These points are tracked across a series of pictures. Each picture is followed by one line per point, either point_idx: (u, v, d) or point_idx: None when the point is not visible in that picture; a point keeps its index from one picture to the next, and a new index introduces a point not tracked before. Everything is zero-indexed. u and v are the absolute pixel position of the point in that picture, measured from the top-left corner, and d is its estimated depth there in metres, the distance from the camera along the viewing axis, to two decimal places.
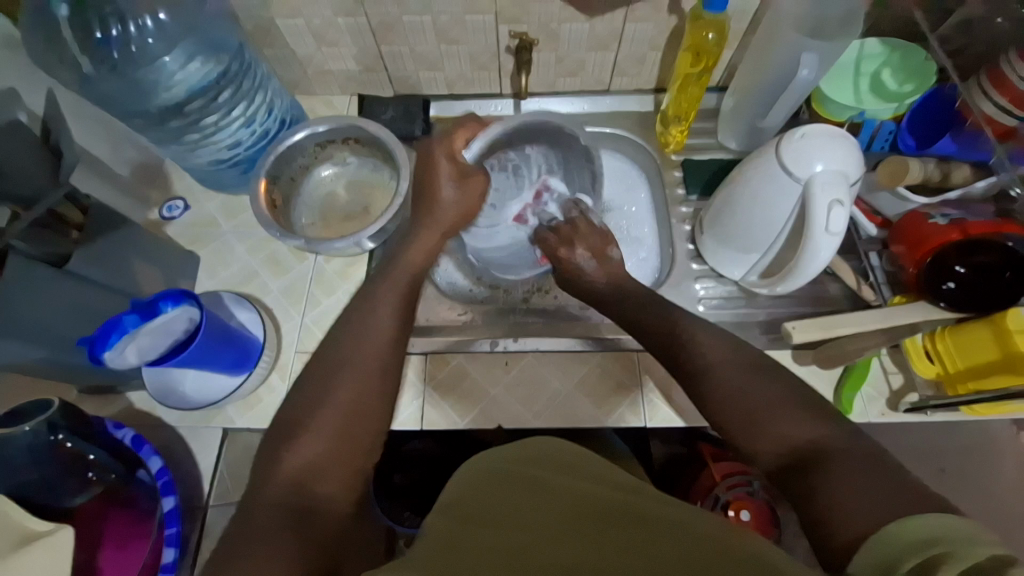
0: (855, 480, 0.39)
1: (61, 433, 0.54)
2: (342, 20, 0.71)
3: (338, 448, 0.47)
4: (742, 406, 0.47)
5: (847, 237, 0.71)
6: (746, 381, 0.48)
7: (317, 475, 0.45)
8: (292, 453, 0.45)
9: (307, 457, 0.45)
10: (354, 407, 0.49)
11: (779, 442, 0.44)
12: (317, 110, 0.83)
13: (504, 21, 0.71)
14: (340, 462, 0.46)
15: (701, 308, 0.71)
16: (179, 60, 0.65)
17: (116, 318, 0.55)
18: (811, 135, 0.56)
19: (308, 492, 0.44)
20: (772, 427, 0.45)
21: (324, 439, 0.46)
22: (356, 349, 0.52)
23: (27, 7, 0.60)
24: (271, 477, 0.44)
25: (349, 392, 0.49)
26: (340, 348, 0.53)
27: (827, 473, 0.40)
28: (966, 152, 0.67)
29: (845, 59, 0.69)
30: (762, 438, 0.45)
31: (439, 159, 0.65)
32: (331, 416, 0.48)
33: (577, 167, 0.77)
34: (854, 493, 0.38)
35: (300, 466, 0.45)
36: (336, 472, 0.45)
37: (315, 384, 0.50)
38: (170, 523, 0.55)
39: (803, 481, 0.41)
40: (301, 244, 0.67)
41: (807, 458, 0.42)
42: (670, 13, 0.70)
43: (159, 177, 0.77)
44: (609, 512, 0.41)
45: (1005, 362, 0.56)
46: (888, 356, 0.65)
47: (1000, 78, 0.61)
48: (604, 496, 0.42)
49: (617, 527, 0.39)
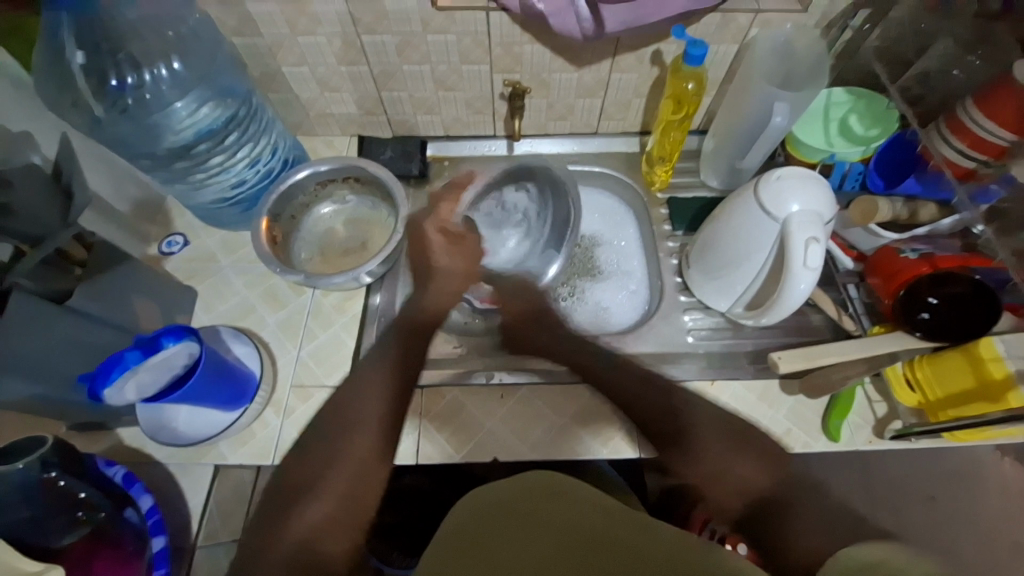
0: (808, 517, 0.43)
1: (54, 470, 0.53)
2: (345, 68, 0.75)
3: (344, 506, 0.48)
4: (705, 463, 0.50)
5: (825, 269, 0.75)
6: (708, 440, 0.52)
7: (325, 536, 0.46)
8: (309, 509, 0.47)
9: (315, 519, 0.47)
10: (351, 461, 0.51)
11: (740, 495, 0.47)
12: (318, 150, 0.87)
13: (498, 71, 0.76)
14: (347, 519, 0.48)
15: (690, 339, 0.73)
16: (190, 106, 0.68)
17: (118, 354, 0.55)
18: (786, 177, 0.60)
19: (314, 551, 0.45)
20: (734, 481, 0.48)
21: (335, 497, 0.48)
22: (358, 412, 0.55)
23: (39, 45, 0.61)
24: (277, 537, 0.46)
25: (354, 453, 0.52)
26: (348, 408, 0.56)
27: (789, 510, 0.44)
28: (930, 192, 0.71)
29: (814, 106, 0.75)
30: (724, 494, 0.47)
31: (431, 233, 0.71)
32: (341, 474, 0.50)
33: (559, 211, 0.81)
34: (811, 531, 0.42)
35: (310, 525, 0.47)
36: (341, 529, 0.47)
37: (325, 441, 0.53)
38: (159, 565, 0.53)
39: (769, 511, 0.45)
40: (300, 279, 0.68)
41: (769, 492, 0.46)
42: (651, 64, 0.76)
43: (159, 214, 0.79)
44: (597, 539, 0.42)
45: (982, 390, 0.58)
46: (871, 385, 0.67)
47: (958, 124, 0.65)
48: (587, 517, 0.44)
49: (602, 553, 0.41)
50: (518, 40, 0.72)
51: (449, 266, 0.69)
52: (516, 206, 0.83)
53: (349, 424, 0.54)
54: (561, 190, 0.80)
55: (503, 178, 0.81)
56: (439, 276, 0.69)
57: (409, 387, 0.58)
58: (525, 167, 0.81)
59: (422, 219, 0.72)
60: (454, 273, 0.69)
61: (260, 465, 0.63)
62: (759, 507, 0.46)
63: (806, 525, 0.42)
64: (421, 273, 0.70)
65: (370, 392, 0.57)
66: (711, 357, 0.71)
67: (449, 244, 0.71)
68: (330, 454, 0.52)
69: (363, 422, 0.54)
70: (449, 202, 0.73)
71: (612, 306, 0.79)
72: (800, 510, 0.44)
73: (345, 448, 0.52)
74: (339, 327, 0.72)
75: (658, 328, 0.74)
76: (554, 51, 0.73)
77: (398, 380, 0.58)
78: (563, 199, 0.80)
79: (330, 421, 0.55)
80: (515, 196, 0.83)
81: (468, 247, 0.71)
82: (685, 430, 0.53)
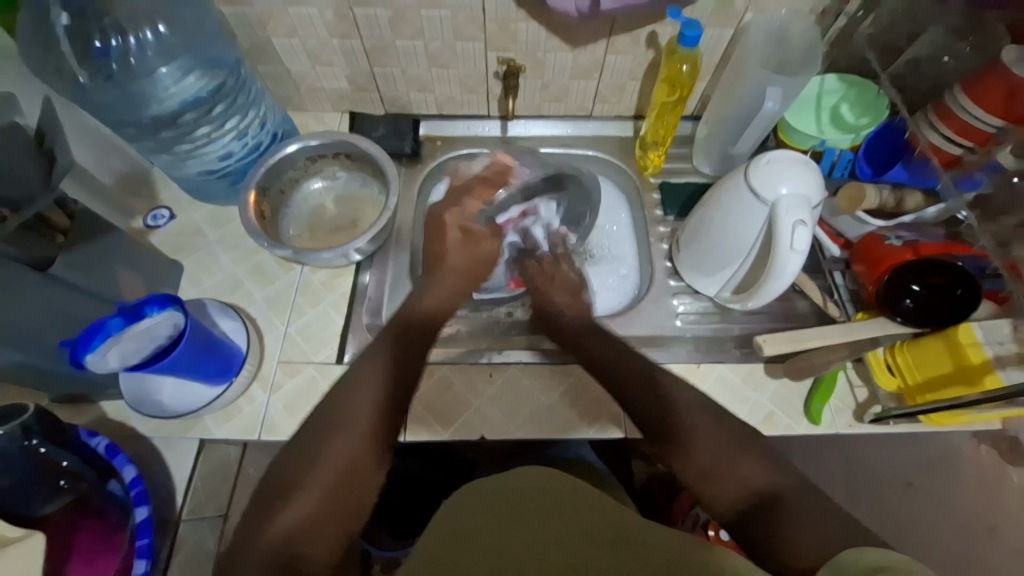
0: (807, 526, 0.42)
1: (35, 438, 0.52)
2: (337, 41, 0.74)
3: (328, 504, 0.48)
4: (699, 459, 0.49)
5: (813, 256, 0.75)
6: (704, 436, 0.50)
7: (310, 535, 0.46)
8: (287, 510, 0.47)
9: (297, 520, 0.46)
10: (351, 462, 0.51)
11: (743, 489, 0.46)
12: (309, 126, 0.85)
13: (492, 48, 0.75)
14: (336, 517, 0.48)
15: (679, 323, 0.74)
16: (175, 74, 0.66)
17: (100, 321, 0.55)
18: (776, 161, 0.60)
19: (299, 549, 0.45)
20: (735, 477, 0.47)
21: (319, 496, 0.48)
22: (348, 407, 0.54)
23: None
24: (261, 534, 0.46)
25: (344, 453, 0.51)
26: (340, 404, 0.54)
27: (789, 516, 0.43)
28: (916, 179, 0.71)
29: (807, 93, 0.76)
30: (726, 487, 0.47)
31: (451, 227, 0.71)
32: (327, 472, 0.50)
33: (574, 206, 0.81)
34: (813, 543, 0.41)
35: (295, 524, 0.46)
36: (328, 527, 0.47)
37: (309, 440, 0.52)
38: (141, 534, 0.53)
39: (763, 523, 0.44)
40: (288, 254, 0.68)
41: (766, 499, 0.45)
42: (647, 47, 0.75)
43: (145, 187, 0.77)
44: (586, 532, 0.46)
45: (959, 374, 0.58)
46: (853, 370, 0.69)
47: (945, 111, 0.65)
48: (588, 518, 0.47)
49: (598, 549, 0.45)
50: (513, 17, 0.71)
51: (463, 264, 0.69)
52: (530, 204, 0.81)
53: (335, 423, 0.53)
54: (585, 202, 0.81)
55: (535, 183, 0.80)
56: (445, 273, 0.68)
57: (402, 381, 0.57)
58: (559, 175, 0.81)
59: (444, 212, 0.72)
60: (460, 271, 0.68)
61: (245, 439, 0.63)
62: (754, 504, 0.45)
63: (805, 534, 0.42)
64: (432, 262, 0.69)
65: (361, 388, 0.55)
66: (698, 341, 0.72)
67: (466, 243, 0.70)
68: (314, 452, 0.51)
69: (351, 421, 0.53)
70: (474, 198, 0.74)
71: (603, 290, 0.80)
72: (796, 518, 0.43)
73: (330, 446, 0.51)
74: (329, 304, 0.72)
75: (647, 312, 0.74)
76: (549, 30, 0.73)
77: (383, 368, 0.57)
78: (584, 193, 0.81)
79: (320, 416, 0.54)
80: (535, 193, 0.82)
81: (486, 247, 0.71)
82: (676, 420, 0.52)
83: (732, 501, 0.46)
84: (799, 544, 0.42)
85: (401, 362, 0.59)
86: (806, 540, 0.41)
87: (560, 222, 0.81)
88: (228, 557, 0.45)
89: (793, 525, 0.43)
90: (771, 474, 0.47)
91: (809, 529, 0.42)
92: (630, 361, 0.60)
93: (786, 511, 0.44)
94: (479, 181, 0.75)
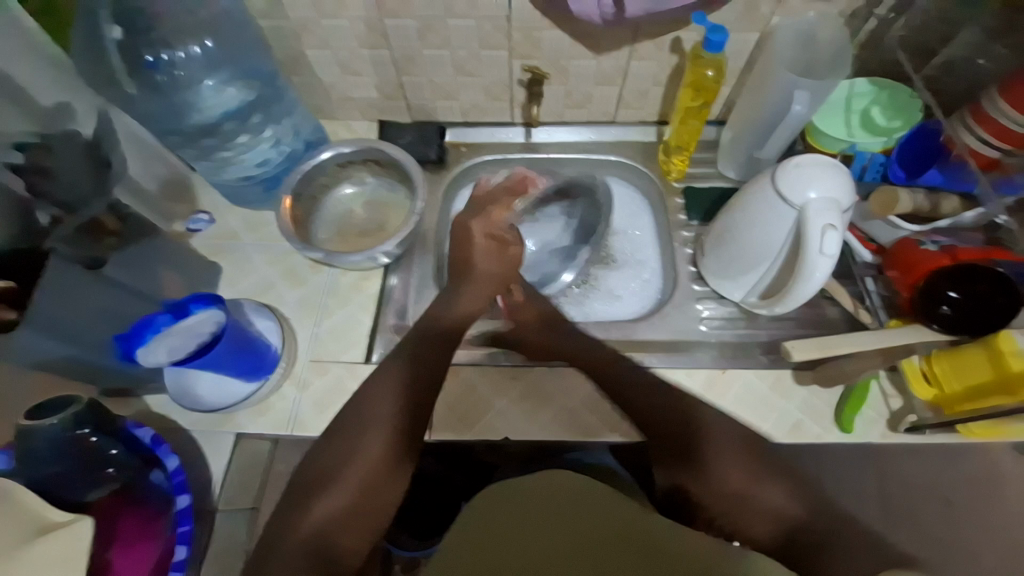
0: (844, 555, 0.43)
1: (86, 427, 0.56)
2: (367, 52, 0.77)
3: (359, 502, 0.50)
4: (730, 483, 0.49)
5: (842, 262, 0.74)
6: (729, 455, 0.50)
7: (340, 530, 0.48)
8: (319, 505, 0.49)
9: (328, 516, 0.48)
10: (379, 461, 0.52)
11: (771, 518, 0.47)
12: (338, 134, 0.88)
13: (517, 56, 0.77)
14: (363, 513, 0.50)
15: (703, 328, 0.73)
16: (218, 86, 0.70)
17: (150, 317, 0.59)
18: (804, 165, 0.59)
19: (330, 544, 0.47)
20: (761, 506, 0.47)
21: (350, 493, 0.50)
22: (373, 410, 0.55)
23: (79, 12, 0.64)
24: (294, 528, 0.48)
25: (373, 453, 0.52)
26: (367, 407, 0.56)
27: (828, 543, 0.44)
28: (952, 183, 0.69)
29: (836, 97, 0.74)
30: (753, 518, 0.47)
31: (476, 234, 0.72)
32: (356, 470, 0.51)
33: (589, 218, 0.81)
34: (848, 568, 0.42)
35: (326, 520, 0.48)
36: (358, 524, 0.49)
37: (339, 439, 0.54)
38: (183, 521, 0.55)
39: (805, 553, 0.44)
40: (320, 256, 0.70)
41: (798, 530, 0.46)
42: (671, 52, 0.75)
43: (186, 194, 0.80)
44: (606, 534, 0.47)
45: (1000, 383, 0.58)
46: (887, 380, 0.66)
47: (983, 114, 0.63)
48: (609, 520, 0.48)
49: (615, 547, 0.45)
50: (537, 25, 0.72)
51: (492, 269, 0.71)
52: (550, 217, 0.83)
53: (364, 423, 0.55)
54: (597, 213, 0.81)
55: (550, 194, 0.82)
56: (477, 278, 0.70)
57: (427, 386, 0.58)
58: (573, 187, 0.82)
59: (470, 220, 0.73)
60: (491, 276, 0.70)
61: (277, 434, 0.65)
62: (787, 537, 0.46)
63: (843, 563, 0.43)
64: (460, 269, 0.71)
65: (386, 390, 0.57)
66: (724, 346, 0.71)
67: (494, 249, 0.72)
68: (346, 451, 0.53)
69: (378, 422, 0.54)
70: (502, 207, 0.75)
71: (626, 294, 0.80)
72: (832, 551, 0.44)
73: (360, 446, 0.53)
74: (357, 306, 0.74)
75: (671, 316, 0.74)
76: (573, 38, 0.74)
77: (407, 372, 0.58)
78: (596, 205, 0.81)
79: (349, 417, 0.55)
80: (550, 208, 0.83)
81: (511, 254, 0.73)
82: (701, 432, 0.53)
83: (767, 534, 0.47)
84: (833, 572, 0.43)
85: (427, 364, 0.60)
86: (846, 573, 0.42)
87: (575, 235, 0.81)
88: (265, 549, 0.47)
89: (827, 554, 0.44)
90: (799, 500, 0.47)
91: (852, 559, 0.43)
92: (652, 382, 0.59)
93: (825, 541, 0.44)
94: (503, 190, 0.76)
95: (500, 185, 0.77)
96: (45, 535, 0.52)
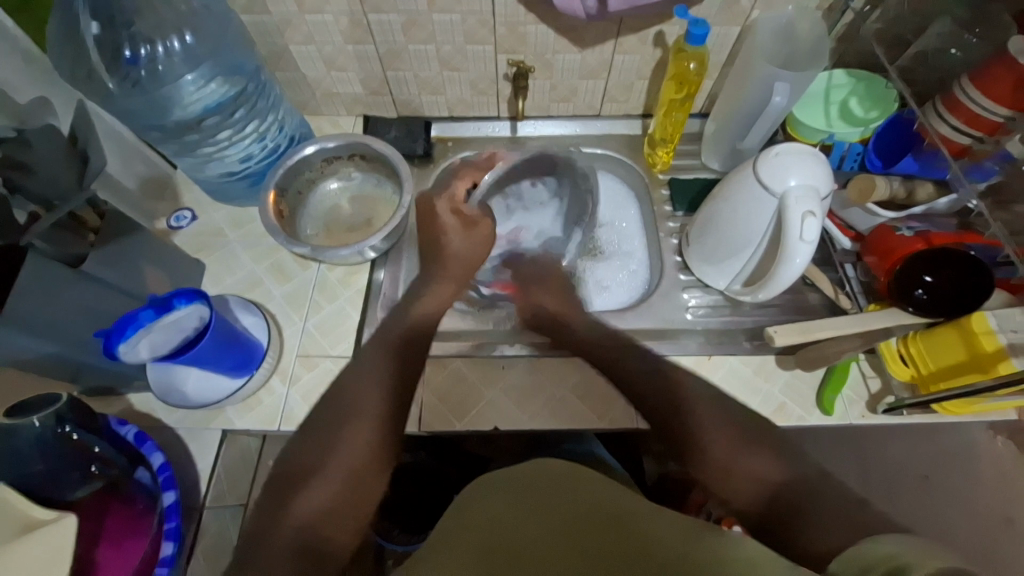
0: (828, 514, 0.43)
1: (68, 425, 0.55)
2: (352, 47, 0.77)
3: (347, 495, 0.50)
4: (717, 454, 0.51)
5: (823, 249, 0.76)
6: (712, 424, 0.53)
7: (328, 524, 0.48)
8: (305, 496, 0.49)
9: (315, 509, 0.48)
10: (366, 454, 0.52)
11: (753, 485, 0.48)
12: (324, 130, 0.88)
13: (502, 51, 0.77)
14: (353, 506, 0.49)
15: (690, 316, 0.74)
16: (199, 81, 0.69)
17: (132, 313, 0.56)
18: (784, 153, 0.61)
19: (320, 537, 0.47)
20: (746, 474, 0.49)
21: (336, 486, 0.50)
22: (357, 400, 0.56)
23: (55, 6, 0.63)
24: (283, 519, 0.48)
25: (360, 444, 0.53)
26: (352, 399, 0.57)
27: (809, 502, 0.45)
28: (927, 170, 0.71)
29: (814, 89, 0.76)
30: (736, 486, 0.49)
31: (442, 210, 0.73)
32: (342, 462, 0.51)
33: (578, 200, 0.83)
34: (824, 525, 0.42)
35: (312, 513, 0.48)
36: (347, 517, 0.49)
37: (326, 429, 0.54)
38: (169, 518, 0.55)
39: (786, 515, 0.45)
40: (306, 251, 0.70)
41: (783, 495, 0.46)
42: (654, 46, 0.76)
43: (167, 190, 0.80)
44: (583, 514, 0.47)
45: (973, 362, 0.58)
46: (866, 362, 0.69)
47: (954, 102, 0.65)
48: (586, 503, 0.48)
49: (588, 527, 0.45)
50: (521, 20, 0.73)
51: (462, 249, 0.70)
52: (536, 200, 0.85)
53: (351, 413, 0.55)
54: (583, 192, 0.82)
55: (524, 169, 0.83)
56: (448, 262, 0.69)
57: (409, 386, 0.59)
58: (544, 158, 0.82)
59: (435, 197, 0.75)
60: (461, 260, 0.70)
61: (266, 430, 0.65)
62: (771, 503, 0.46)
63: (822, 518, 0.43)
64: (431, 251, 0.71)
65: (372, 380, 0.58)
66: (709, 333, 0.73)
67: (461, 224, 0.72)
68: (335, 440, 0.53)
69: (362, 413, 0.55)
70: (464, 181, 0.77)
71: (613, 285, 0.81)
72: (812, 508, 0.44)
73: (348, 436, 0.53)
74: (345, 300, 0.73)
75: (657, 305, 0.75)
76: (557, 32, 0.74)
77: (393, 367, 0.60)
78: (580, 188, 0.82)
79: (337, 411, 0.56)
80: (524, 184, 0.85)
81: (481, 230, 0.72)
82: (679, 397, 0.56)
83: (750, 500, 0.47)
84: (814, 529, 0.43)
85: (418, 355, 0.62)
86: (823, 531, 0.42)
87: (566, 217, 0.83)
88: (251, 540, 0.47)
89: (808, 517, 0.44)
90: (781, 469, 0.48)
91: (830, 516, 0.43)
92: (636, 363, 0.62)
93: (800, 507, 0.45)
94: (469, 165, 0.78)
95: (467, 161, 0.79)
96: (26, 534, 0.51)
